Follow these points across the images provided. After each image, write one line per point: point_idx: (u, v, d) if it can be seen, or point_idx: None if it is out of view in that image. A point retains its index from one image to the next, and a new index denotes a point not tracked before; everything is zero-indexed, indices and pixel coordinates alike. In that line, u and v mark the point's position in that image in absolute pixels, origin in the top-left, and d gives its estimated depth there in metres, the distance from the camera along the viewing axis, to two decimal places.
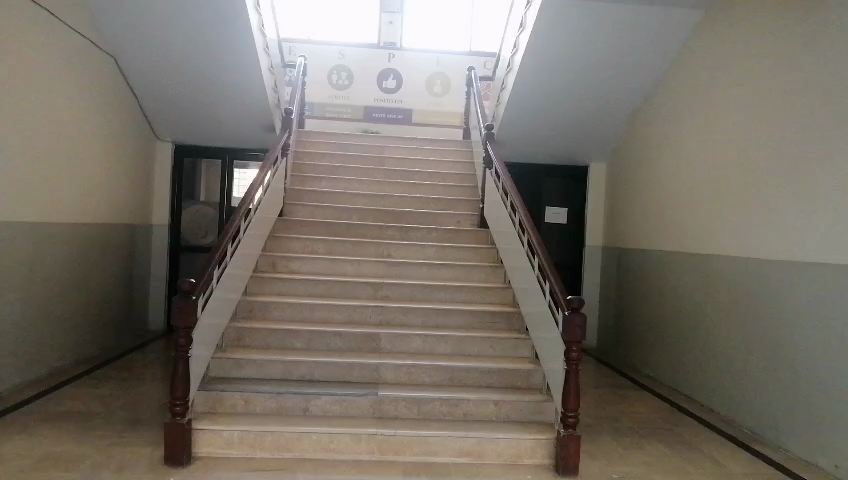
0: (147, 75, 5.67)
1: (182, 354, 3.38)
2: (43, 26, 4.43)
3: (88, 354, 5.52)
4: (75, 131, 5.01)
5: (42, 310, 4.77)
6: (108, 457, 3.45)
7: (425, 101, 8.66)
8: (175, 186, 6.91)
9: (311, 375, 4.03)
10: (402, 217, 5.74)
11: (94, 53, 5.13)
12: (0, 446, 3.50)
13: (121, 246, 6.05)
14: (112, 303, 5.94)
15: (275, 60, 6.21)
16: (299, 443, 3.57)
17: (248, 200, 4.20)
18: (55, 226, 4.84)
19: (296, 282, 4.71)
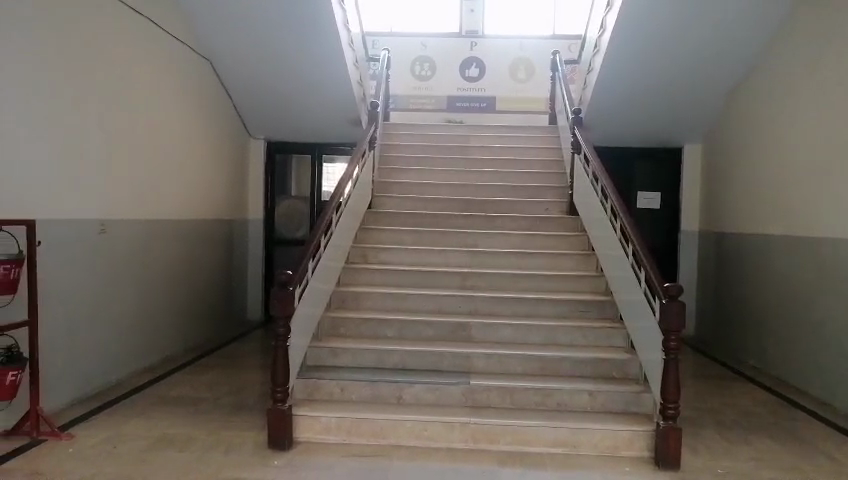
0: (239, 76, 5.93)
1: (281, 342, 3.52)
2: (143, 34, 4.73)
3: (194, 343, 5.87)
4: (176, 131, 5.32)
5: (153, 301, 5.11)
6: (217, 440, 3.66)
7: (509, 88, 8.55)
8: (269, 182, 7.20)
9: (403, 364, 4.10)
10: (489, 206, 5.71)
11: (190, 57, 5.42)
12: (122, 427, 3.79)
13: (221, 241, 6.37)
14: (214, 294, 6.27)
15: (360, 54, 6.31)
16: (394, 430, 3.65)
17: (338, 193, 4.32)
18: (161, 222, 5.17)
19: (386, 272, 4.80)
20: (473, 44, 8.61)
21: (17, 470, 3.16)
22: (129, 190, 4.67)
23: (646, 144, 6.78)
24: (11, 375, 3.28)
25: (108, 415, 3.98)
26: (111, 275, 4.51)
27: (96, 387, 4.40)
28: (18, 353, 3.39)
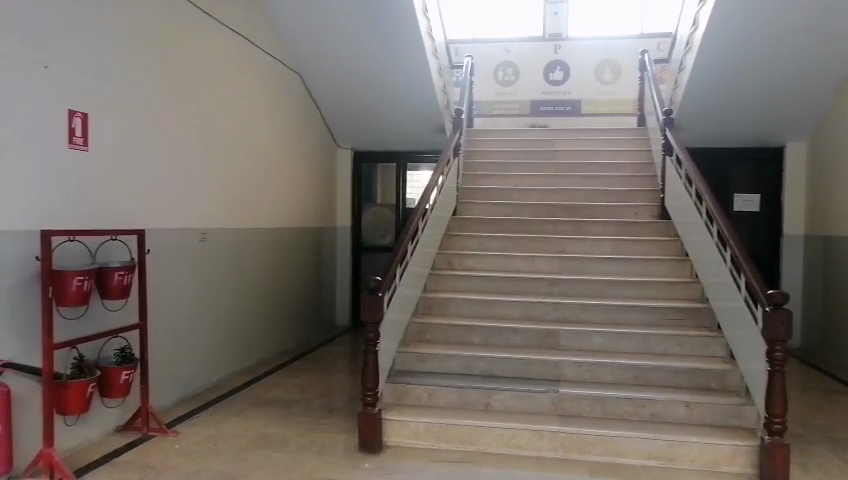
0: (327, 87, 6.13)
1: (371, 347, 3.60)
2: (238, 52, 4.99)
3: (287, 346, 6.09)
4: (268, 143, 5.56)
5: (248, 306, 5.35)
6: (310, 441, 3.78)
7: (594, 89, 8.39)
8: (356, 190, 7.38)
9: (491, 371, 4.09)
10: (575, 211, 5.61)
11: (281, 71, 5.66)
12: (223, 426, 3.99)
13: (311, 247, 6.59)
14: (304, 299, 6.49)
15: (444, 62, 6.37)
16: (482, 437, 3.64)
17: (424, 200, 4.37)
18: (255, 230, 5.41)
19: (471, 278, 4.81)
20: (557, 47, 8.46)
21: (130, 463, 3.39)
22: (226, 200, 4.93)
23: (743, 143, 6.44)
24: (124, 374, 3.49)
25: (209, 413, 4.20)
26: (211, 280, 4.76)
27: (197, 387, 4.65)
28: (130, 355, 3.62)
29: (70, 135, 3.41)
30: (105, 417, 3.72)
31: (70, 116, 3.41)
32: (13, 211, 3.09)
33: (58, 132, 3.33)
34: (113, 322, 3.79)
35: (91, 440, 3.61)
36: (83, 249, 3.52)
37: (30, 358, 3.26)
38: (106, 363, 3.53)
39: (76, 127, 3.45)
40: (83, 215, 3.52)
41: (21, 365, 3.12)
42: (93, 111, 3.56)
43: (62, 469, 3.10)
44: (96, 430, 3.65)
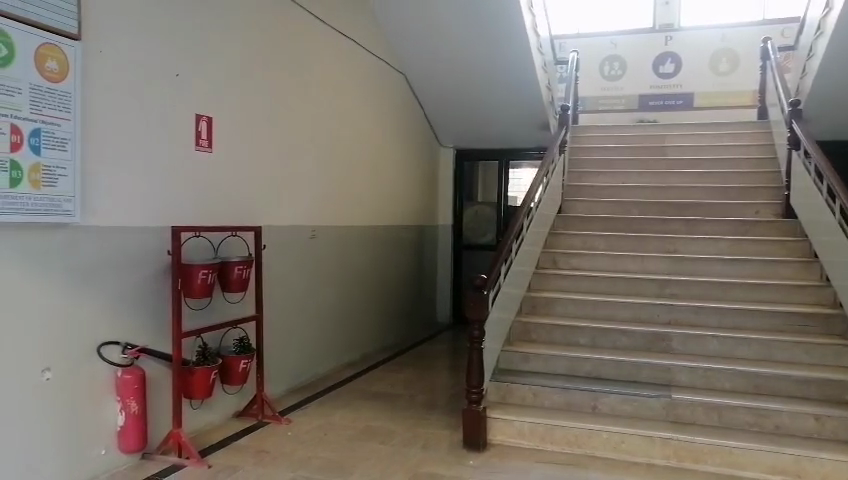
0: (429, 86, 6.21)
1: (476, 344, 3.61)
2: (345, 54, 5.15)
3: (389, 342, 6.22)
4: (373, 143, 5.71)
5: (354, 301, 5.52)
6: (414, 435, 3.84)
7: (707, 82, 8.00)
8: (457, 188, 7.41)
9: (598, 373, 3.98)
10: (688, 209, 5.36)
11: (385, 72, 5.78)
12: (332, 416, 4.14)
13: (413, 245, 6.70)
14: (406, 296, 6.59)
15: (548, 58, 6.27)
16: (589, 440, 3.55)
17: (529, 198, 4.32)
18: (361, 227, 5.57)
19: (577, 278, 4.71)
20: (668, 38, 8.14)
21: (248, 447, 3.58)
22: (334, 198, 5.11)
23: None
24: (242, 363, 3.69)
25: (319, 404, 4.37)
26: (320, 276, 4.95)
27: (307, 378, 4.85)
28: (248, 345, 3.82)
29: (197, 138, 3.66)
30: (225, 403, 3.95)
31: (197, 119, 3.66)
32: (148, 209, 3.36)
33: (187, 135, 3.59)
34: (233, 313, 4.03)
35: (213, 424, 3.85)
36: (207, 243, 3.76)
37: (161, 344, 3.52)
38: (226, 352, 3.75)
39: (201, 130, 3.69)
40: (208, 212, 3.77)
41: (154, 351, 3.38)
42: (216, 115, 3.80)
43: (189, 449, 3.36)
44: (218, 415, 3.89)
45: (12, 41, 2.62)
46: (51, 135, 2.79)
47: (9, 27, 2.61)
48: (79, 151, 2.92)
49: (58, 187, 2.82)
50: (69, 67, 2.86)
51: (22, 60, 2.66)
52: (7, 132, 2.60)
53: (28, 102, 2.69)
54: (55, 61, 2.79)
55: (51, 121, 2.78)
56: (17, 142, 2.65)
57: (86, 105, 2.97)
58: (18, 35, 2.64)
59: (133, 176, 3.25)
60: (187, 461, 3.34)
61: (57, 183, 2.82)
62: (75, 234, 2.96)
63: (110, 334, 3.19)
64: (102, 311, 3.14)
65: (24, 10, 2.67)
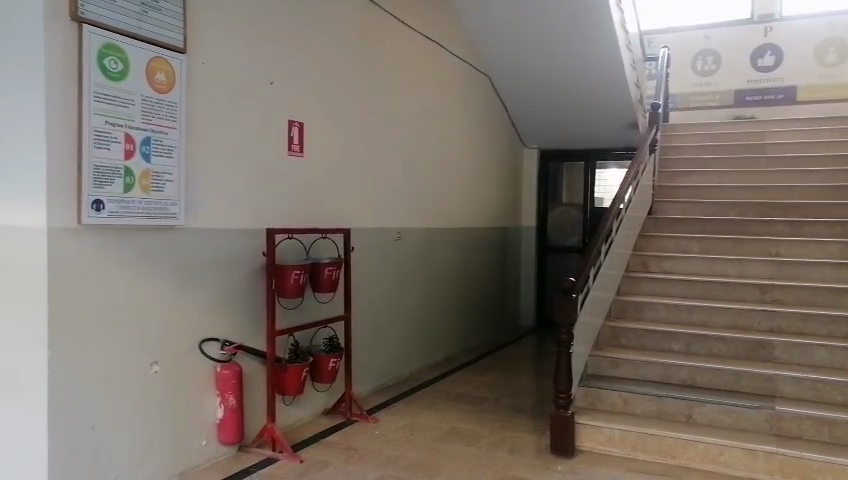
0: (513, 87, 6.17)
1: (564, 348, 3.54)
2: (430, 57, 5.19)
3: (472, 344, 6.21)
4: (457, 146, 5.73)
5: (438, 303, 5.55)
6: (500, 438, 3.82)
7: (811, 73, 7.54)
8: (541, 190, 7.32)
9: (693, 381, 3.82)
10: (791, 210, 5.05)
11: (468, 74, 5.79)
12: (418, 416, 4.18)
13: (496, 247, 6.66)
14: (489, 299, 6.56)
15: (637, 55, 6.08)
16: (684, 450, 3.41)
17: (619, 199, 4.21)
18: (445, 229, 5.59)
19: (670, 282, 4.53)
20: (767, 29, 7.72)
21: (337, 444, 3.67)
22: (419, 201, 5.16)
23: None
24: (331, 362, 3.79)
25: (405, 404, 4.41)
26: (405, 277, 5.01)
27: (392, 378, 4.91)
28: (337, 344, 3.92)
29: (290, 143, 3.79)
30: (315, 400, 4.07)
31: (290, 125, 3.79)
32: (245, 212, 3.51)
33: (280, 140, 3.72)
34: (323, 313, 4.14)
35: (304, 420, 3.97)
36: (299, 245, 3.89)
37: (256, 342, 3.67)
38: (316, 351, 3.86)
39: (294, 135, 3.82)
40: (300, 215, 3.90)
41: (250, 348, 3.52)
42: (308, 121, 3.93)
43: (282, 443, 3.48)
44: (308, 411, 4.01)
45: (127, 56, 2.81)
46: (159, 143, 2.97)
47: (124, 43, 2.80)
48: (184, 158, 3.10)
49: (165, 191, 3.00)
50: (176, 78, 3.03)
51: (135, 73, 2.85)
52: (121, 140, 2.80)
53: (140, 112, 2.88)
54: (163, 73, 2.98)
55: (159, 129, 2.96)
56: (130, 150, 2.84)
57: (190, 114, 3.15)
58: (132, 50, 2.83)
59: (231, 181, 3.40)
60: (280, 455, 3.46)
61: (164, 188, 3.00)
62: (180, 236, 3.14)
63: (210, 331, 3.35)
64: (203, 309, 3.31)
65: (137, 27, 2.86)
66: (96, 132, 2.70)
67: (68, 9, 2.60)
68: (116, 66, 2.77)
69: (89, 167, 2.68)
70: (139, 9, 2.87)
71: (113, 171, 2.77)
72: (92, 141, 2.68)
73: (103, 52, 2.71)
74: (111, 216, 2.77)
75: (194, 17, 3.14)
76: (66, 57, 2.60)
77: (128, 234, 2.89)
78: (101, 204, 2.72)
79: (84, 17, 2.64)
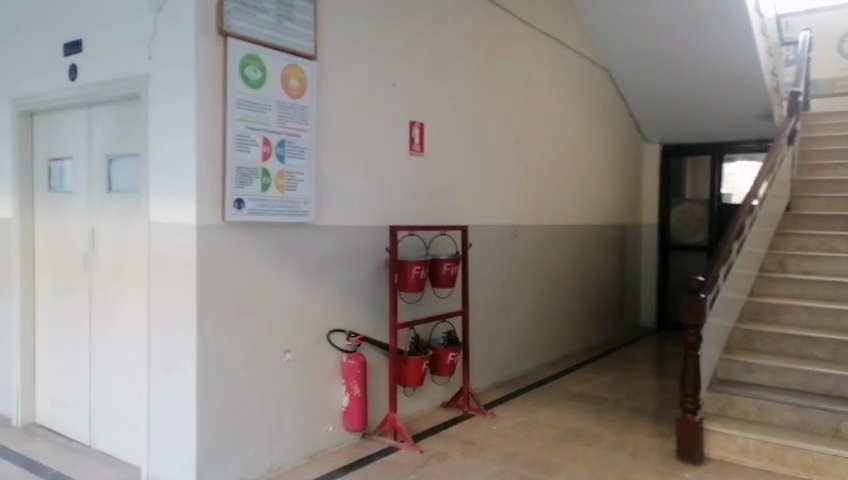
0: (636, 79, 5.96)
1: (692, 351, 3.39)
2: (548, 52, 5.14)
3: (590, 344, 6.08)
4: (576, 141, 5.62)
5: (555, 301, 5.49)
6: (622, 440, 3.73)
7: None
8: (664, 185, 7.01)
9: (839, 391, 3.54)
10: None
11: (587, 67, 5.66)
12: (536, 413, 4.17)
13: (616, 244, 6.47)
14: (608, 298, 6.38)
15: (773, 39, 5.67)
16: (829, 465, 3.17)
17: (753, 194, 3.96)
18: (562, 226, 5.51)
19: (811, 283, 4.20)
20: None
21: (456, 436, 3.74)
22: (537, 197, 5.12)
23: None
24: (450, 356, 3.87)
25: (523, 401, 4.41)
26: (522, 275, 5.00)
27: (509, 375, 4.92)
28: (455, 339, 4.00)
29: (411, 143, 3.91)
30: (434, 393, 4.17)
31: (410, 126, 3.90)
32: (369, 210, 3.66)
33: (402, 140, 3.85)
34: (441, 308, 4.23)
35: (423, 412, 4.08)
36: (419, 242, 4.00)
37: (379, 334, 3.82)
38: (435, 344, 3.96)
39: (415, 135, 3.93)
40: (420, 213, 4.00)
41: (373, 340, 3.67)
42: (428, 121, 4.02)
43: (403, 433, 3.61)
44: (428, 403, 4.12)
45: (265, 65, 3.02)
46: (292, 145, 3.16)
47: (262, 53, 3.01)
48: (314, 159, 3.28)
49: (297, 191, 3.20)
50: (307, 84, 3.22)
51: (271, 80, 3.06)
52: (259, 143, 3.02)
53: (275, 117, 3.08)
54: (296, 79, 3.17)
55: (293, 133, 3.16)
56: (267, 152, 3.05)
57: (320, 117, 3.33)
58: (269, 59, 3.04)
59: (356, 180, 3.56)
60: (402, 444, 3.58)
61: (297, 187, 3.19)
62: (310, 232, 3.34)
63: (337, 323, 3.54)
64: (331, 301, 3.49)
65: (274, 37, 3.07)
66: (239, 136, 2.93)
67: (215, 24, 2.85)
68: (256, 75, 2.99)
69: (232, 169, 2.91)
70: (276, 20, 3.07)
71: (253, 172, 3.00)
72: (235, 145, 2.92)
73: (245, 63, 2.94)
74: (252, 214, 2.99)
75: (324, 25, 3.32)
76: (213, 68, 2.84)
77: (264, 231, 3.11)
78: (242, 202, 2.95)
79: (229, 31, 2.87)
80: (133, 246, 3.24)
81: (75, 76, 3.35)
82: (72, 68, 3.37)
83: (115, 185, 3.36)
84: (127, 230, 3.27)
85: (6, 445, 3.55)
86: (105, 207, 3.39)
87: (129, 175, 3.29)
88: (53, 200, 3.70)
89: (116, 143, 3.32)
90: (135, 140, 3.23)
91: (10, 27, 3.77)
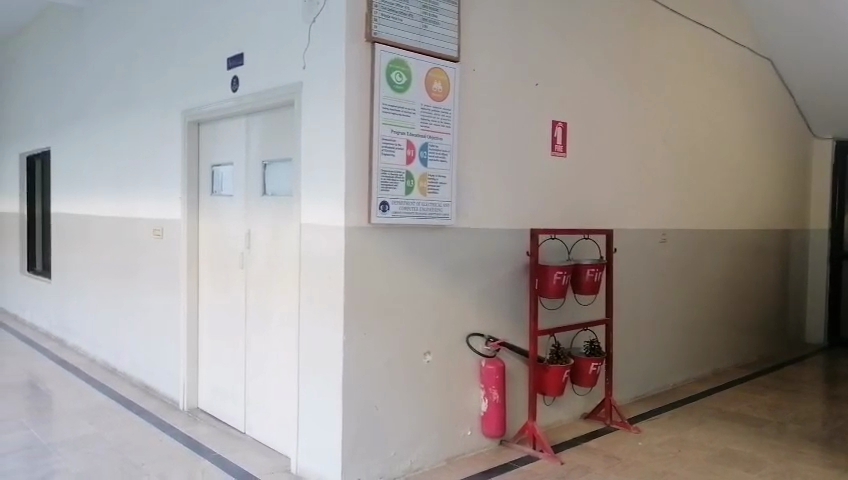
0: (803, 66, 5.41)
1: None
2: (703, 42, 4.81)
3: (746, 359, 5.60)
4: (732, 140, 5.19)
5: (707, 312, 5.10)
6: (789, 469, 3.36)
7: None
8: (836, 186, 6.33)
9: None
10: None
11: (745, 58, 5.23)
12: (686, 432, 3.88)
13: (777, 251, 5.90)
14: (767, 310, 5.84)
15: None
16: None
17: None
18: (716, 231, 5.11)
19: None
20: None
21: (598, 450, 3.57)
22: (687, 201, 4.79)
23: None
24: (592, 366, 3.71)
25: (670, 417, 4.13)
26: (671, 283, 4.69)
27: (654, 389, 4.64)
28: (598, 348, 3.82)
29: (553, 143, 3.79)
30: (574, 403, 4.02)
31: (553, 126, 3.79)
32: (509, 213, 3.60)
33: (545, 141, 3.75)
34: (583, 315, 4.06)
35: (562, 422, 3.94)
36: (560, 245, 3.88)
37: (518, 340, 3.74)
38: (577, 353, 3.81)
39: (557, 136, 3.82)
40: (562, 216, 3.87)
41: (512, 345, 3.60)
42: (571, 120, 3.89)
43: (542, 443, 3.50)
44: (567, 413, 3.98)
45: (410, 69, 3.06)
46: (435, 148, 3.17)
47: (408, 58, 3.05)
48: (456, 162, 3.28)
49: (439, 193, 3.21)
50: (451, 87, 3.23)
51: (416, 84, 3.09)
52: (404, 147, 3.06)
53: (419, 121, 3.11)
54: (440, 83, 3.18)
55: (436, 136, 3.18)
56: (411, 156, 3.09)
57: (463, 120, 3.32)
58: (414, 63, 3.07)
59: (497, 182, 3.51)
60: (541, 454, 3.48)
61: (439, 190, 3.21)
62: (452, 234, 3.33)
63: (476, 327, 3.50)
64: (470, 305, 3.47)
65: (419, 41, 3.10)
66: (385, 140, 2.99)
67: (364, 31, 2.92)
68: (401, 79, 3.03)
69: (378, 172, 2.97)
70: (421, 24, 3.10)
71: (397, 175, 3.04)
72: (381, 149, 2.97)
73: (391, 68, 2.99)
74: (395, 217, 3.04)
75: (468, 27, 3.31)
76: (362, 74, 2.92)
77: (407, 233, 3.15)
78: (387, 205, 3.00)
79: (377, 37, 2.94)
80: (285, 245, 3.41)
81: (236, 87, 3.59)
82: (234, 80, 3.62)
83: (270, 189, 3.56)
84: (280, 232, 3.45)
85: (175, 426, 3.88)
86: (261, 209, 3.60)
87: (282, 180, 3.47)
88: (215, 203, 3.99)
89: (271, 149, 3.52)
90: (288, 145, 3.40)
91: (180, 44, 4.11)
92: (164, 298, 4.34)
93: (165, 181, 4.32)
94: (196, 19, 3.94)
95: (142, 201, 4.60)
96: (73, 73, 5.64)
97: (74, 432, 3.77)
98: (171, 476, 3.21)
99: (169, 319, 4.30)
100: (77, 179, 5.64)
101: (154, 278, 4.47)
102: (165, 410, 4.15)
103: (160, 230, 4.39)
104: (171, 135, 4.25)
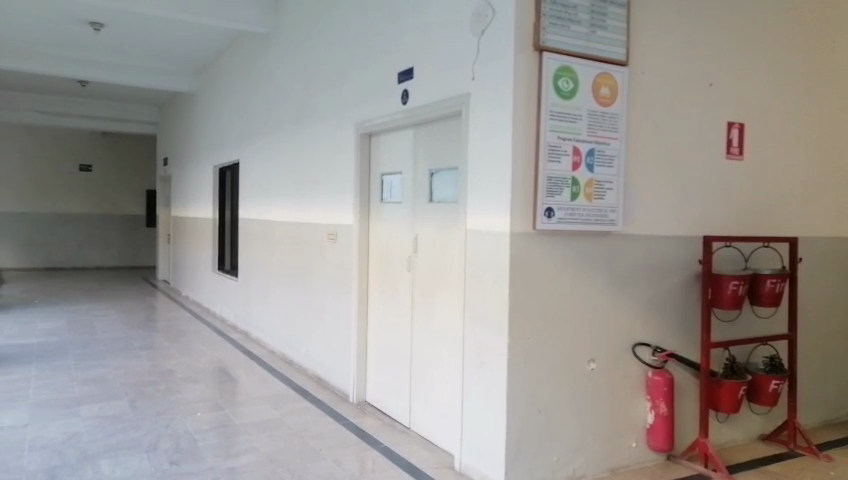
0: None
1: None
2: None
3: None
4: None
5: None
6: None
7: None
8: None
9: None
10: None
11: None
12: None
13: None
14: None
15: None
16: None
17: None
18: None
19: None
20: None
21: (779, 475, 3.32)
22: None
23: None
24: (772, 384, 3.45)
25: None
26: None
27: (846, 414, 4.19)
28: (780, 364, 3.55)
29: (728, 145, 3.59)
30: (751, 422, 3.76)
31: (728, 127, 3.59)
32: (679, 219, 3.47)
33: (718, 143, 3.56)
34: (762, 329, 3.79)
35: (738, 442, 3.71)
36: (736, 254, 3.65)
37: (689, 352, 3.58)
38: (755, 369, 3.57)
39: (733, 137, 3.61)
40: (736, 223, 3.66)
41: (682, 357, 3.45)
42: (748, 120, 3.66)
43: (715, 461, 3.33)
44: (743, 433, 3.73)
45: (577, 75, 3.06)
46: (602, 154, 3.15)
47: (576, 64, 3.06)
48: (623, 167, 3.22)
49: (605, 199, 3.17)
50: (619, 91, 3.18)
51: (583, 90, 3.09)
52: (570, 153, 3.06)
53: (586, 126, 3.10)
54: (608, 87, 3.14)
55: (603, 141, 3.15)
56: (576, 162, 3.09)
57: (630, 123, 3.26)
58: (582, 69, 3.07)
59: (666, 187, 3.40)
60: (714, 474, 3.30)
61: (605, 196, 3.17)
62: (618, 241, 3.28)
63: (643, 336, 3.41)
64: (637, 314, 3.38)
65: (586, 47, 3.09)
66: (551, 146, 3.01)
67: (531, 41, 2.97)
68: (568, 85, 3.04)
69: (544, 178, 3.00)
70: (588, 30, 3.09)
71: (563, 181, 3.05)
72: (547, 156, 3.00)
73: (558, 75, 3.01)
74: (560, 223, 3.05)
75: (636, 28, 3.24)
76: (529, 83, 2.97)
77: (572, 239, 3.14)
78: (552, 211, 3.02)
79: (545, 45, 2.97)
80: (451, 250, 3.55)
81: (406, 100, 3.81)
82: (404, 94, 3.84)
83: (436, 195, 3.72)
84: (447, 237, 3.59)
85: (347, 417, 4.18)
86: (428, 215, 3.77)
87: (449, 187, 3.61)
88: (385, 209, 4.24)
89: (439, 157, 3.68)
90: (455, 154, 3.53)
91: (354, 62, 4.44)
92: (337, 298, 4.68)
93: (339, 189, 4.67)
94: (370, 38, 4.23)
95: (319, 207, 5.00)
96: (260, 92, 6.27)
97: (260, 415, 4.19)
98: (346, 462, 3.46)
99: (341, 316, 4.64)
100: (262, 189, 6.25)
101: (328, 279, 4.84)
102: (337, 402, 4.47)
103: (334, 234, 4.75)
104: (345, 147, 4.59)
